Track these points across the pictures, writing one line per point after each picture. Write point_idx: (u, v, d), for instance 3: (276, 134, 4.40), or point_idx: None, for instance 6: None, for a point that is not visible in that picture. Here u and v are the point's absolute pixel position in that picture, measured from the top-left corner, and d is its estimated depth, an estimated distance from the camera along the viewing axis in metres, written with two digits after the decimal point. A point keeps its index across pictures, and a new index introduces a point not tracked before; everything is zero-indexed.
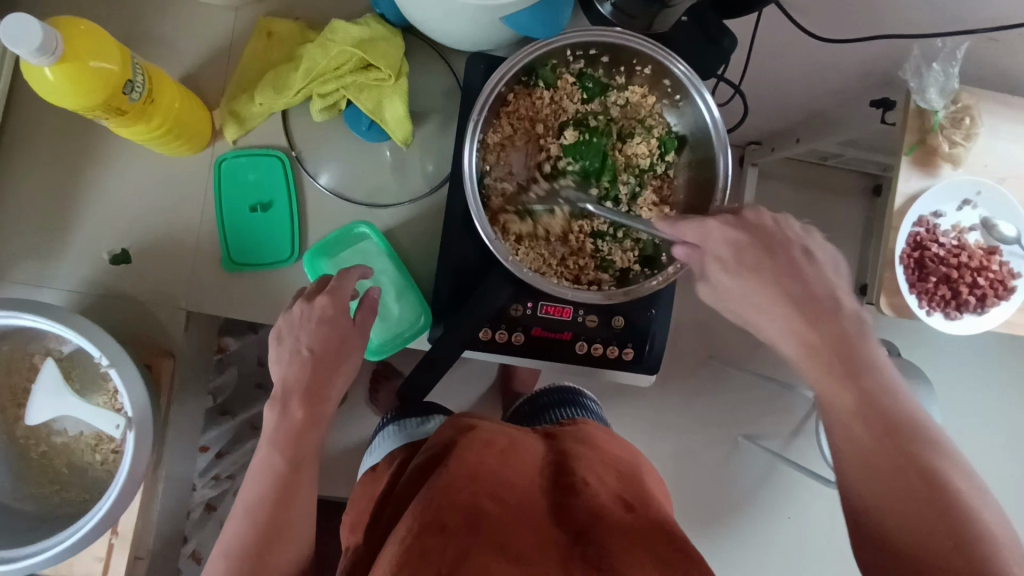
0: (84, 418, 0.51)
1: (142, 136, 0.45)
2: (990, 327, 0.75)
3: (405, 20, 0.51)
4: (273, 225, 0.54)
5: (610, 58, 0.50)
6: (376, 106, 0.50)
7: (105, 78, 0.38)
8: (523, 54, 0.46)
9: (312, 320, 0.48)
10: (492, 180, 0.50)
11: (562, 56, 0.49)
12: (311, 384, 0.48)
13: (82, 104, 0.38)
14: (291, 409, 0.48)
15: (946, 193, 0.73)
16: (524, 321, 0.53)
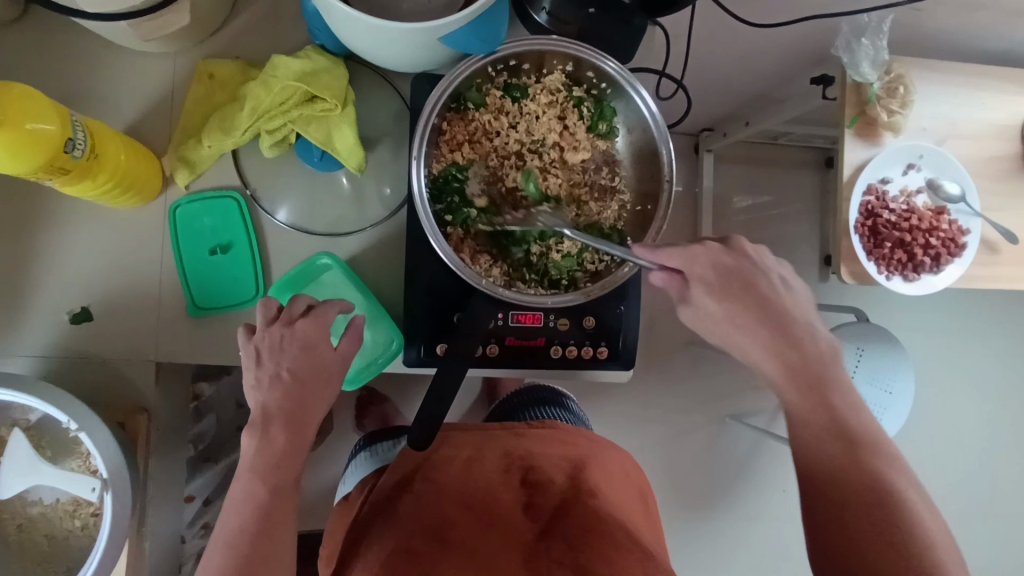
0: (60, 485, 0.49)
1: (89, 191, 0.45)
2: (947, 284, 0.78)
3: (345, 49, 0.51)
4: (234, 266, 0.53)
5: (531, 65, 0.50)
6: (326, 137, 0.50)
7: (49, 139, 0.38)
8: (451, 77, 0.47)
9: (294, 346, 0.47)
10: (449, 207, 0.51)
11: (485, 73, 0.50)
12: (292, 409, 0.47)
13: (27, 168, 0.38)
14: (271, 436, 0.47)
15: (890, 159, 0.76)
16: (498, 332, 0.54)
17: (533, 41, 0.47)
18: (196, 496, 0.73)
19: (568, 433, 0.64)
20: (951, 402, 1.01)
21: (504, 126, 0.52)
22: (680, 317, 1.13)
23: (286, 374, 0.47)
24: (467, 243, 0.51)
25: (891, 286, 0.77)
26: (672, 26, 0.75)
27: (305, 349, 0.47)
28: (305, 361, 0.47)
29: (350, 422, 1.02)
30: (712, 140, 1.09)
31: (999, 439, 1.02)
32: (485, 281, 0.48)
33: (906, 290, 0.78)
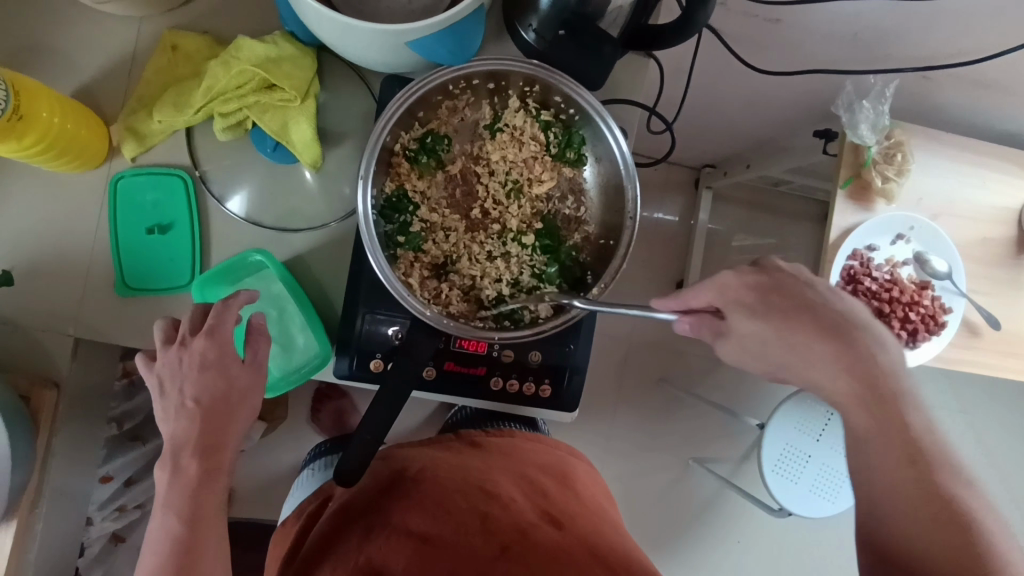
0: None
1: (18, 152, 0.43)
2: (922, 361, 0.75)
3: (315, 39, 0.49)
4: (170, 248, 0.51)
5: (493, 84, 0.48)
6: (281, 128, 0.49)
7: None
8: (409, 91, 0.44)
9: (192, 366, 0.44)
10: (399, 232, 0.48)
11: (445, 91, 0.47)
12: (205, 433, 0.44)
13: None
14: (185, 462, 0.44)
15: (878, 227, 0.73)
16: (436, 355, 0.51)
17: (506, 63, 0.45)
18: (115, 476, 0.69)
19: (525, 455, 0.60)
20: None
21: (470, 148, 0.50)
22: (655, 353, 1.10)
23: (185, 398, 0.44)
24: (417, 270, 0.48)
25: None
26: (674, 59, 0.73)
27: (207, 367, 0.44)
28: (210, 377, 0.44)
29: (304, 415, 1.00)
30: (713, 177, 1.06)
31: None
32: (431, 313, 0.45)
33: None
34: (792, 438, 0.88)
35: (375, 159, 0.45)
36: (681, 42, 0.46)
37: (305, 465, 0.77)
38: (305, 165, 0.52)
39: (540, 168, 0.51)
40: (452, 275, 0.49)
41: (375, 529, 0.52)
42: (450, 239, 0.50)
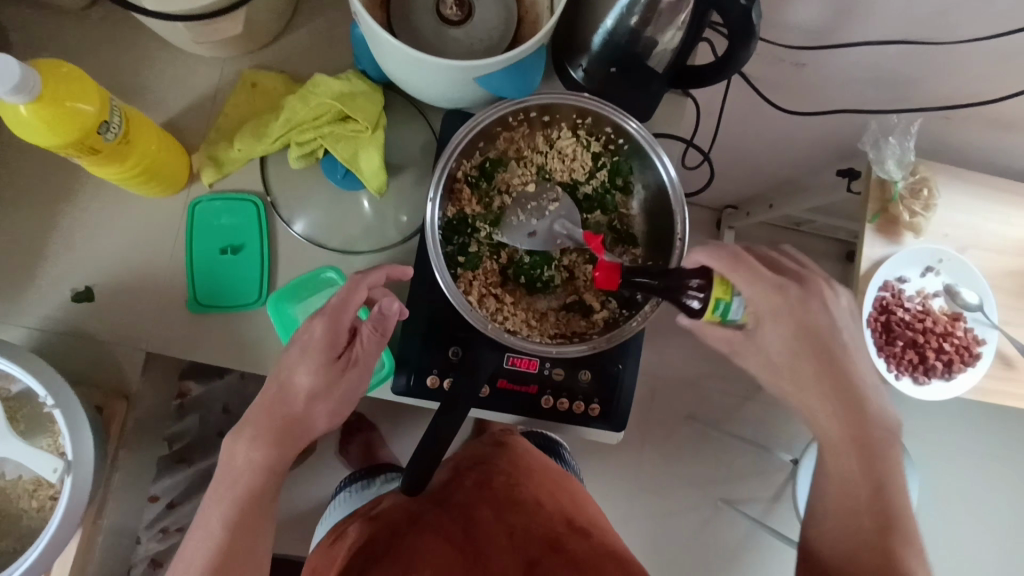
0: (22, 466, 0.63)
1: (115, 176, 0.62)
2: (957, 389, 0.98)
3: (505, 83, 0.62)
4: (244, 262, 0.71)
5: (579, 117, 0.68)
6: (353, 156, 0.70)
7: (71, 113, 0.52)
8: (497, 106, 0.64)
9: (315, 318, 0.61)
10: (470, 217, 0.68)
11: (515, 118, 0.67)
12: (330, 388, 0.62)
13: (50, 133, 0.52)
14: (310, 335, 0.60)
15: (903, 259, 0.96)
16: (495, 374, 0.69)
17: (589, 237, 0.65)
18: (157, 364, 0.77)
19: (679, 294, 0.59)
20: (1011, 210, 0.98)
21: (516, 168, 0.70)
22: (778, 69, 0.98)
23: (312, 370, 0.61)
24: (475, 286, 0.67)
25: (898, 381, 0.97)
26: None
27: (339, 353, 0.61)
28: (343, 369, 0.62)
29: None
30: None
31: None
32: (492, 324, 0.64)
33: (915, 388, 0.98)
34: (901, 264, 0.97)
35: (442, 179, 0.65)
36: (718, 78, 0.66)
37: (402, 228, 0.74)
38: (367, 191, 0.73)
39: (604, 195, 0.70)
40: (515, 259, 0.69)
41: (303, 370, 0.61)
42: (519, 217, 0.69)
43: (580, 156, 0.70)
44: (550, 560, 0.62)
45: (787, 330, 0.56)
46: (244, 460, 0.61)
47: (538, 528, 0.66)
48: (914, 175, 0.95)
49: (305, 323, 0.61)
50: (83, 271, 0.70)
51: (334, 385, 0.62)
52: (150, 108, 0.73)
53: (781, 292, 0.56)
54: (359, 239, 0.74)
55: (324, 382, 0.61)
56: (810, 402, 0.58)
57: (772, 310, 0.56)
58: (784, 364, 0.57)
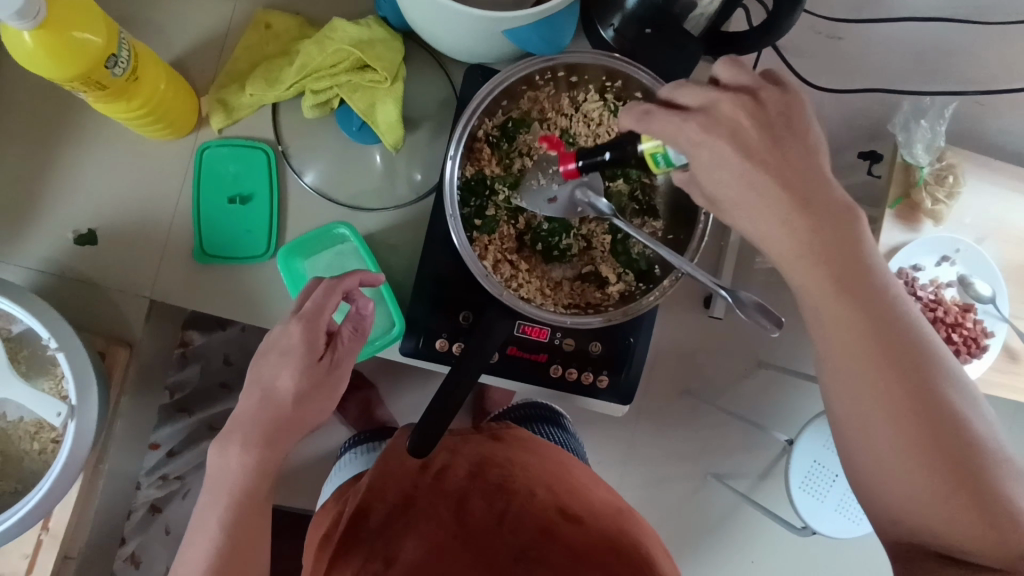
0: (23, 407, 0.62)
1: (115, 110, 0.59)
2: None
3: (535, 38, 0.59)
4: (252, 212, 0.69)
5: (608, 79, 0.65)
6: (369, 107, 0.67)
7: (72, 43, 0.49)
8: (524, 62, 0.61)
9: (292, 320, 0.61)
10: (489, 178, 0.66)
11: (541, 76, 0.64)
12: (315, 388, 0.63)
13: (48, 58, 0.49)
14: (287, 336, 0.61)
15: (921, 246, 0.95)
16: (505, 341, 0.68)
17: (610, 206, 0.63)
18: (158, 314, 0.75)
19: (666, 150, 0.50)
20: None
21: (538, 130, 0.67)
22: (810, 42, 0.94)
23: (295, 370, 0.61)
24: (490, 251, 0.65)
25: None
26: None
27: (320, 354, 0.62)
28: (326, 369, 0.63)
29: None
30: None
31: None
32: (506, 291, 0.63)
33: None
34: (917, 251, 0.96)
35: (462, 137, 0.62)
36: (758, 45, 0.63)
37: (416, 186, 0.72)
38: (382, 145, 0.70)
39: (628, 163, 0.68)
40: (532, 225, 0.67)
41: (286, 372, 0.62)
42: (539, 181, 0.66)
43: (606, 120, 0.67)
44: (545, 547, 0.61)
45: (751, 203, 0.48)
46: (238, 462, 0.62)
47: (530, 513, 0.64)
48: (940, 161, 0.93)
49: (279, 329, 0.61)
50: (86, 214, 0.67)
51: (321, 382, 0.63)
52: (159, 44, 0.70)
53: (713, 133, 0.47)
54: (372, 196, 0.71)
55: (309, 384, 0.62)
56: (829, 318, 0.47)
57: (708, 156, 0.47)
58: (796, 279, 0.48)
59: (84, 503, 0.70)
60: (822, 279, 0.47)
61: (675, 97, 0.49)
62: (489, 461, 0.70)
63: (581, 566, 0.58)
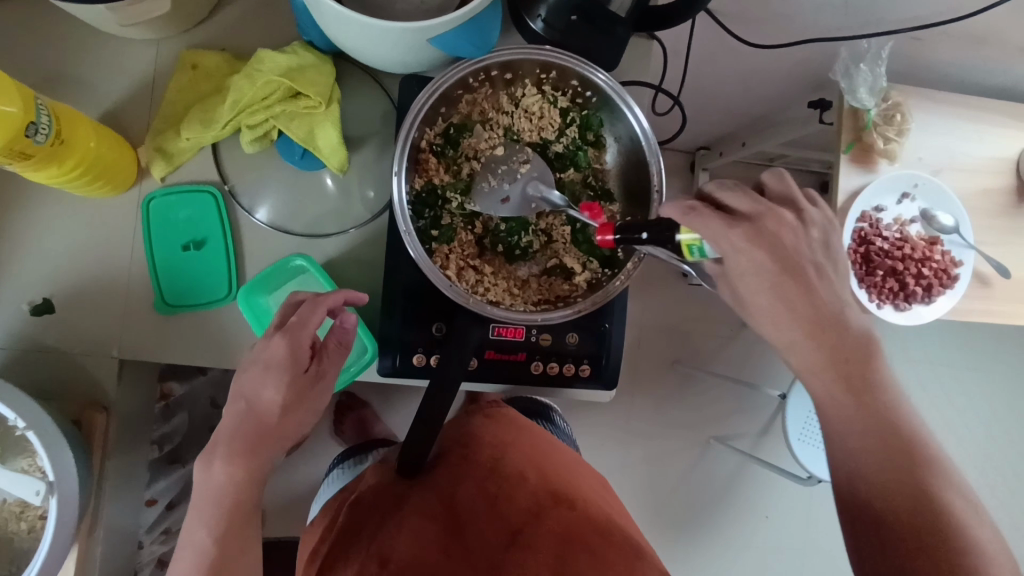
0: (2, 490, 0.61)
1: (53, 178, 0.59)
2: (938, 311, 0.99)
3: (462, 42, 0.59)
4: (207, 256, 0.68)
5: (543, 72, 0.64)
6: (308, 135, 0.66)
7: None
8: (456, 68, 0.60)
9: (274, 339, 0.61)
10: (439, 188, 0.66)
11: (473, 79, 0.64)
12: (300, 400, 0.63)
13: None
14: (274, 354, 0.60)
15: (882, 188, 0.96)
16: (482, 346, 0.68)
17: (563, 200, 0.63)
18: (130, 373, 0.74)
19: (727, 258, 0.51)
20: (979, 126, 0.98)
21: (482, 132, 0.67)
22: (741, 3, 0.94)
23: (281, 389, 0.61)
24: (452, 261, 0.65)
25: (879, 310, 0.99)
26: None
27: (305, 368, 0.62)
28: (310, 380, 0.63)
29: None
30: None
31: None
32: (473, 297, 0.63)
33: (897, 315, 0.99)
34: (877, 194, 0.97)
35: (405, 152, 0.62)
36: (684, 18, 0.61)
37: (370, 206, 0.71)
38: (328, 169, 0.70)
39: (577, 153, 0.68)
40: (490, 227, 0.67)
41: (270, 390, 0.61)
42: (490, 184, 0.66)
43: (549, 114, 0.67)
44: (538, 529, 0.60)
45: (785, 307, 0.50)
46: (224, 476, 0.60)
47: (524, 497, 0.63)
48: (886, 101, 0.94)
49: (263, 343, 0.61)
50: (39, 283, 0.66)
51: (304, 396, 0.63)
52: (84, 101, 0.68)
53: (757, 240, 0.49)
54: (328, 224, 0.71)
55: (294, 397, 0.62)
56: (843, 410, 0.51)
57: (746, 261, 0.49)
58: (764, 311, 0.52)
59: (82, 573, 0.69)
60: (824, 369, 0.51)
61: (720, 199, 0.51)
62: (472, 443, 0.70)
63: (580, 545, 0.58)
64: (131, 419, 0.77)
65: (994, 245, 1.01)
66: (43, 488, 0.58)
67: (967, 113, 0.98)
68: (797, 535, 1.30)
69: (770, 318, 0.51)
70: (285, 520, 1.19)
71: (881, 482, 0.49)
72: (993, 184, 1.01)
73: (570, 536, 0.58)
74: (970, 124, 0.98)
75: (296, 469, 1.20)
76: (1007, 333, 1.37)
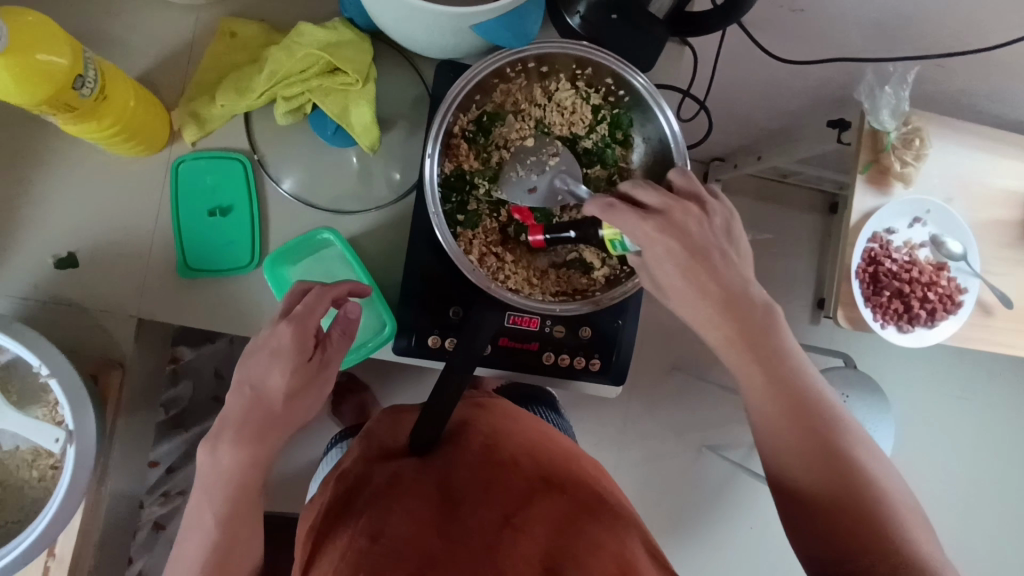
0: (18, 436, 0.62)
1: (92, 132, 0.59)
2: (939, 335, 1.01)
3: (505, 32, 0.60)
4: (233, 224, 0.69)
5: (579, 67, 0.65)
6: (343, 111, 0.67)
7: (45, 66, 0.49)
8: (495, 56, 0.61)
9: (279, 330, 0.60)
10: (468, 174, 0.67)
11: (509, 69, 0.65)
12: (304, 388, 0.63)
13: (28, 88, 0.49)
14: (279, 340, 0.60)
15: (894, 211, 0.98)
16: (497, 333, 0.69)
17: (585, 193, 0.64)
18: (147, 334, 0.75)
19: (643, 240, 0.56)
20: (995, 155, 1.00)
21: (513, 122, 0.68)
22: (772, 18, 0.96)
23: (286, 375, 0.61)
24: (475, 247, 0.66)
25: (883, 331, 1.00)
26: None
27: (309, 357, 0.62)
28: (315, 369, 0.63)
29: None
30: None
31: None
32: (494, 284, 0.63)
33: (900, 336, 1.01)
34: (890, 216, 0.99)
35: (439, 135, 0.62)
36: (718, 28, 0.63)
37: (397, 188, 0.72)
38: (358, 146, 0.70)
39: (605, 150, 0.68)
40: (514, 217, 0.68)
41: (274, 377, 0.61)
42: (517, 174, 0.67)
43: (580, 109, 0.68)
44: (529, 512, 0.59)
45: (693, 291, 0.55)
46: (232, 461, 0.60)
47: (517, 481, 0.62)
48: (906, 125, 0.95)
49: (268, 330, 0.60)
50: (64, 237, 0.67)
51: (311, 383, 0.63)
52: (124, 62, 0.69)
53: (665, 231, 0.53)
54: (353, 201, 0.72)
55: (298, 384, 0.62)
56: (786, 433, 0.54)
57: (661, 250, 0.54)
58: (693, 313, 0.56)
59: (87, 526, 0.70)
60: (742, 352, 0.55)
61: (634, 195, 0.56)
62: (466, 430, 0.70)
63: (568, 534, 0.57)
64: (143, 380, 0.78)
65: (1001, 274, 1.03)
66: (61, 438, 0.59)
67: (984, 142, 0.99)
68: (783, 547, 1.32)
69: (680, 300, 0.56)
70: (279, 493, 1.20)
71: (805, 460, 0.53)
72: (1005, 214, 1.02)
73: (561, 524, 0.58)
74: (987, 153, 0.99)
75: (295, 444, 1.21)
76: (1004, 362, 1.39)
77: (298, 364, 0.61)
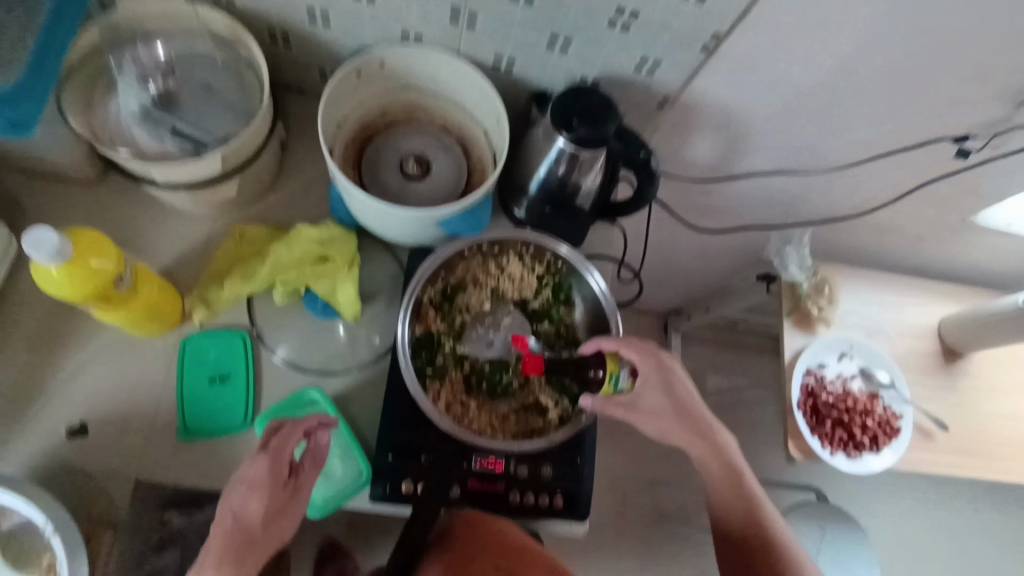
0: None
1: (121, 317, 0.71)
2: (887, 462, 1.08)
3: (461, 223, 0.76)
4: (229, 389, 0.78)
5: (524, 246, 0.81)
6: (332, 289, 0.80)
7: (93, 270, 0.62)
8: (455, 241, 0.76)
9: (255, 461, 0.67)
10: (435, 334, 0.78)
11: (468, 250, 0.80)
12: (277, 517, 0.68)
13: (78, 287, 0.61)
14: (254, 472, 0.67)
15: (821, 349, 1.11)
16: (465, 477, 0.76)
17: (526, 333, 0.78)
18: None
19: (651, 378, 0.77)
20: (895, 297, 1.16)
21: (473, 290, 0.81)
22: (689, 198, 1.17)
23: (259, 502, 0.67)
24: (442, 396, 0.76)
25: (833, 459, 1.07)
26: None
27: (284, 483, 0.68)
28: (288, 498, 0.69)
29: None
30: None
31: (944, 329, 1.16)
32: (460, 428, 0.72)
33: (850, 464, 1.08)
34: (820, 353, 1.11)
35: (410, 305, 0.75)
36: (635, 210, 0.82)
37: (375, 351, 0.83)
38: (342, 316, 0.83)
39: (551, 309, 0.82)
40: (477, 369, 0.79)
41: (250, 503, 0.67)
42: (478, 332, 0.79)
43: (528, 278, 0.83)
44: None
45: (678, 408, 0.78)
46: None
47: None
48: (815, 276, 1.12)
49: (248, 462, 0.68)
50: (78, 407, 0.75)
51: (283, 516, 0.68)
52: (149, 259, 0.83)
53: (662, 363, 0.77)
54: (337, 364, 0.82)
55: (273, 512, 0.68)
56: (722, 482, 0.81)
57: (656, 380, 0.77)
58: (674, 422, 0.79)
59: None
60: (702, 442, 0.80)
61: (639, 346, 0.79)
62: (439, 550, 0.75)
63: None
64: None
65: (931, 401, 1.12)
66: None
67: (884, 286, 1.16)
68: None
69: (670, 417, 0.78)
70: None
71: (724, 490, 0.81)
72: (920, 347, 1.16)
73: None
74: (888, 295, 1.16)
75: None
76: None
77: (273, 487, 0.67)
